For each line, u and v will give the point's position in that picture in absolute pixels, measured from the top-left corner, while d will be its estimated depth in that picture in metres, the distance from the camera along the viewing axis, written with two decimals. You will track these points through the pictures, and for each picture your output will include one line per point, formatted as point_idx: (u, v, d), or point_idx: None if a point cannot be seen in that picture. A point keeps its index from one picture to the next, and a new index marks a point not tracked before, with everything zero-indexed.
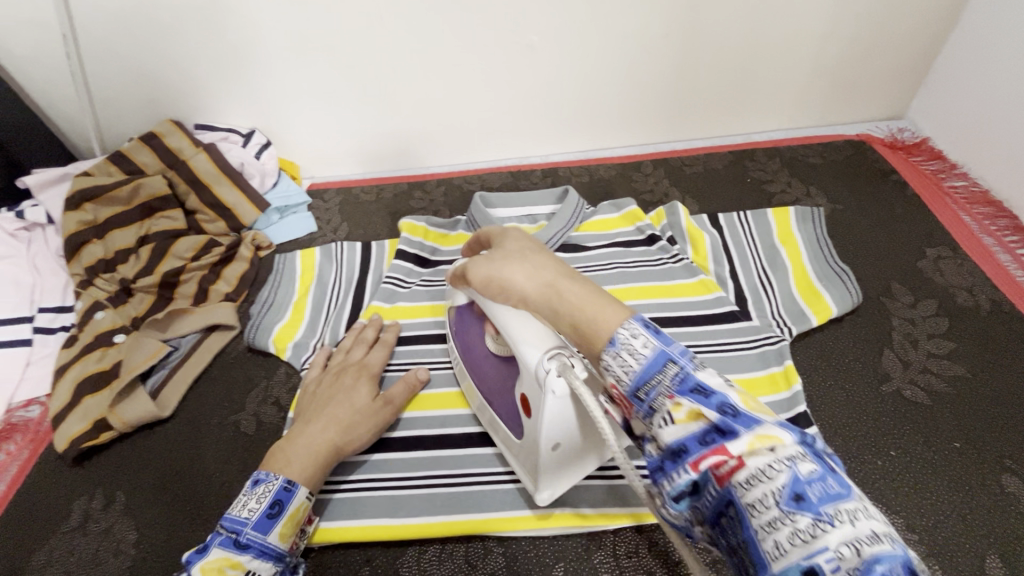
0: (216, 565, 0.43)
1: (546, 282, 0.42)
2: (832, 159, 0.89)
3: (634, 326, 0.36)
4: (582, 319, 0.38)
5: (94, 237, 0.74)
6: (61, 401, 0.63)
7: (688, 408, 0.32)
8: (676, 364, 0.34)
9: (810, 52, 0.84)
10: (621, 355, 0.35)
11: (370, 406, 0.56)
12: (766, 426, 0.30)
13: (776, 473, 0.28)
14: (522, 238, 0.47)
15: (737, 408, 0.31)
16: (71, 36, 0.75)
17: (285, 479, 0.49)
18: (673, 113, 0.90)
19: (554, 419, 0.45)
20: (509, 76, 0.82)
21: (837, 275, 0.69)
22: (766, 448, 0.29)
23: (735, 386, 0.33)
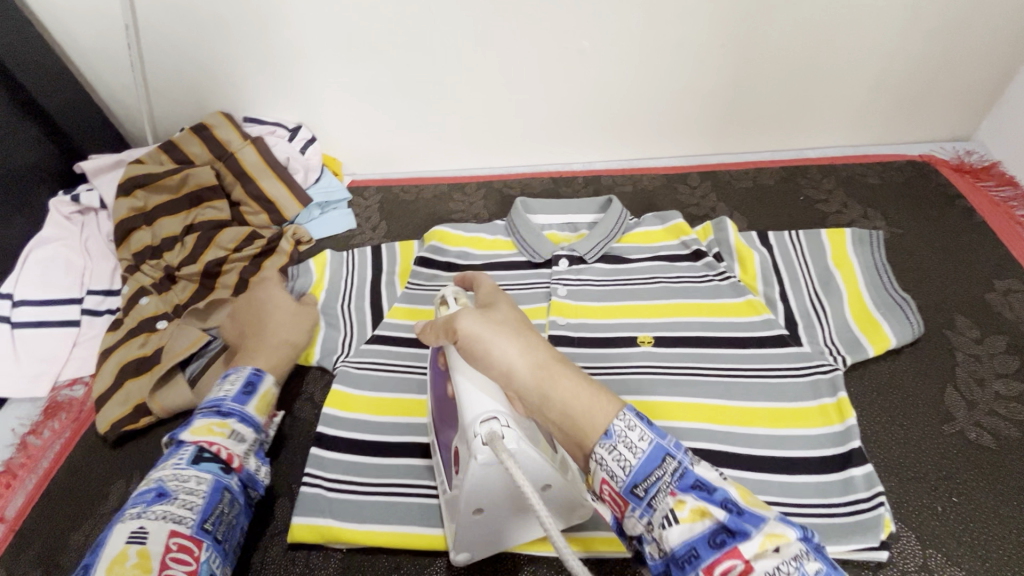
0: (204, 427, 0.49)
1: (535, 361, 0.43)
2: (891, 180, 0.84)
3: (629, 418, 0.39)
4: (569, 403, 0.40)
5: (143, 224, 0.76)
6: (104, 384, 0.64)
7: (692, 505, 0.36)
8: (671, 457, 0.38)
9: (873, 67, 0.80)
10: (617, 445, 0.38)
11: (301, 308, 0.65)
12: (769, 523, 0.34)
13: (788, 574, 0.32)
14: (510, 309, 0.48)
15: (737, 504, 0.36)
16: (132, 27, 0.77)
17: (253, 366, 0.56)
18: (724, 125, 0.87)
19: (477, 486, 0.44)
20: (557, 81, 0.81)
21: (896, 304, 0.65)
22: (773, 549, 0.33)
23: (729, 481, 0.37)
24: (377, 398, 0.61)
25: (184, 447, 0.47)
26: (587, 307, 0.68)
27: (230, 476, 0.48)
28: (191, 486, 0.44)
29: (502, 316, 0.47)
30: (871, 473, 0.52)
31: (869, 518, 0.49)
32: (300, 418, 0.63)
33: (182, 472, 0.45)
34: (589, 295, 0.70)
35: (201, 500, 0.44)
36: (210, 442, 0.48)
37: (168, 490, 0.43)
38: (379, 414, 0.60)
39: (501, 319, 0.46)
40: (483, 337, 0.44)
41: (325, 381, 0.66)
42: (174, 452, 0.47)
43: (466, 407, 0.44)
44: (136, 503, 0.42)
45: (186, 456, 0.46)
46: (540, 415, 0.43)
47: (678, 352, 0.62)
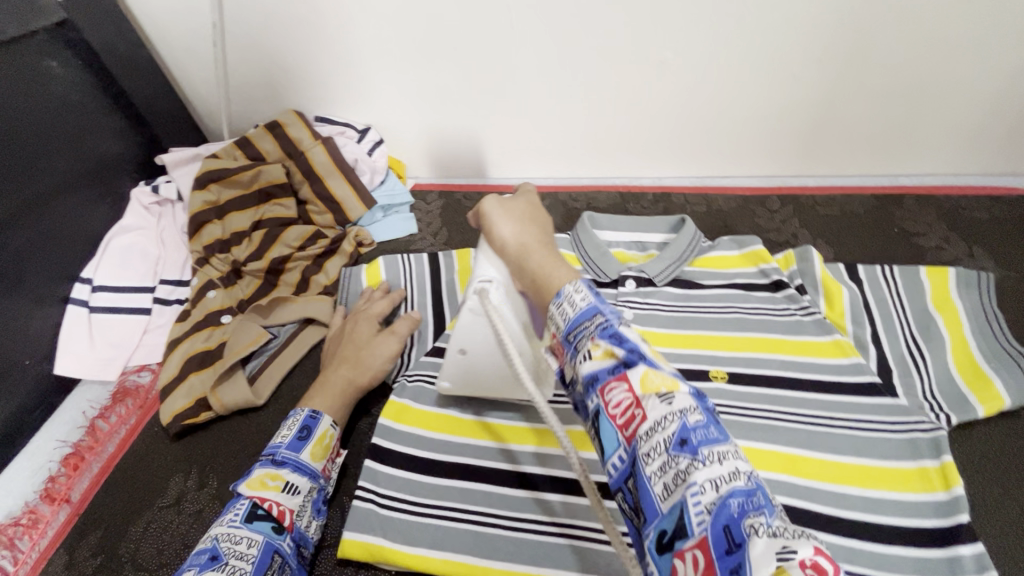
0: (258, 480, 0.50)
1: (535, 240, 0.47)
2: (1002, 216, 0.76)
3: (580, 284, 0.39)
4: (539, 270, 0.43)
5: (214, 218, 0.78)
6: (169, 375, 0.65)
7: (606, 348, 0.34)
8: (603, 315, 0.36)
9: (988, 91, 0.73)
10: (561, 307, 0.38)
11: (374, 342, 0.64)
12: (663, 373, 0.33)
13: (668, 421, 0.31)
14: (528, 203, 0.52)
15: (646, 357, 0.34)
16: (219, 26, 0.79)
17: (309, 409, 0.57)
18: (811, 146, 0.81)
19: (465, 328, 0.54)
20: (634, 92, 0.77)
21: (1011, 358, 0.58)
22: (663, 399, 0.32)
23: (649, 346, 0.36)
24: (430, 412, 0.59)
25: (241, 501, 0.49)
26: (656, 334, 0.64)
27: (282, 537, 0.48)
28: (241, 550, 0.46)
29: (515, 207, 0.50)
30: (982, 553, 0.46)
31: None
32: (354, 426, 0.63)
33: (235, 533, 0.47)
34: (658, 321, 0.66)
35: (248, 567, 0.44)
36: (262, 497, 0.49)
37: (220, 553, 0.45)
38: (432, 430, 0.58)
39: (523, 217, 0.49)
40: (491, 213, 0.49)
41: (380, 391, 0.65)
42: (232, 506, 0.49)
43: (478, 266, 0.50)
44: (192, 565, 0.44)
45: (241, 512, 0.48)
46: (519, 282, 0.47)
47: (755, 392, 0.58)
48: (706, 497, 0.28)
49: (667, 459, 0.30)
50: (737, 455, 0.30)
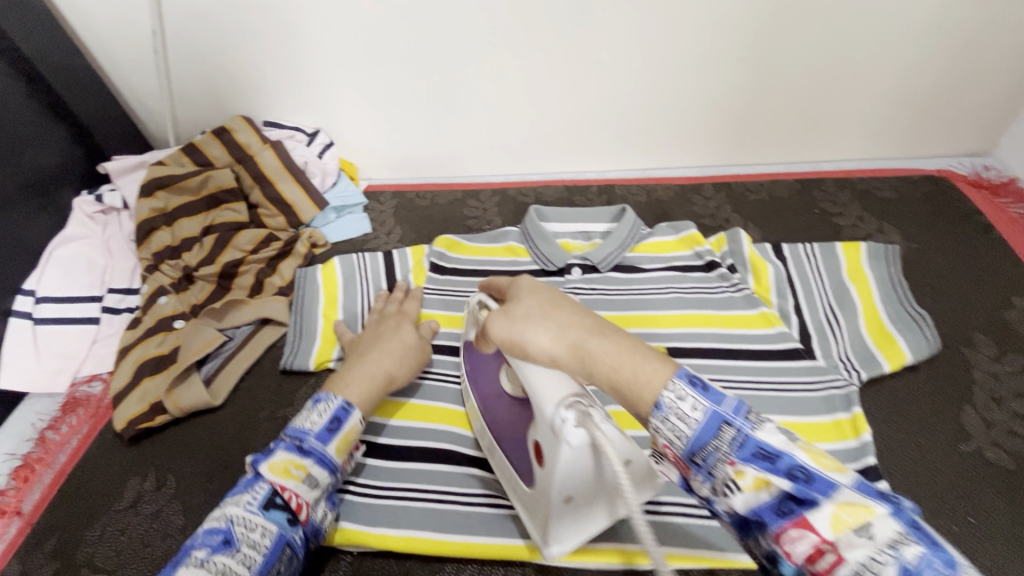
0: (282, 467, 0.48)
1: (584, 325, 0.41)
2: (909, 195, 0.84)
3: (678, 387, 0.34)
4: (626, 363, 0.37)
5: (163, 224, 0.78)
6: (122, 381, 0.65)
7: (754, 475, 0.31)
8: (730, 426, 0.33)
9: (891, 81, 0.80)
10: (667, 420, 0.34)
11: (411, 343, 0.62)
12: (844, 492, 0.30)
13: (884, 566, 0.27)
14: (539, 296, 0.44)
15: (808, 471, 0.31)
16: (159, 32, 0.79)
17: (343, 400, 0.53)
18: (740, 137, 0.87)
19: (567, 474, 0.42)
20: (573, 89, 0.81)
21: (913, 320, 0.65)
22: (862, 533, 0.29)
23: (802, 443, 0.32)
24: (397, 403, 0.63)
25: (260, 483, 0.47)
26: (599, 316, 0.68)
27: (294, 530, 0.47)
28: (255, 539, 0.44)
29: (530, 305, 0.43)
30: (885, 490, 0.52)
31: None
32: None
33: (251, 518, 0.44)
34: (601, 304, 0.70)
35: (260, 558, 0.43)
36: (284, 485, 0.47)
37: (234, 538, 0.43)
38: (398, 419, 0.62)
39: (558, 306, 0.42)
40: (513, 337, 0.43)
41: None
42: (250, 486, 0.47)
43: (543, 402, 0.41)
44: (203, 545, 0.42)
45: (259, 497, 0.46)
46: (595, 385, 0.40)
47: (691, 363, 0.62)
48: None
49: None
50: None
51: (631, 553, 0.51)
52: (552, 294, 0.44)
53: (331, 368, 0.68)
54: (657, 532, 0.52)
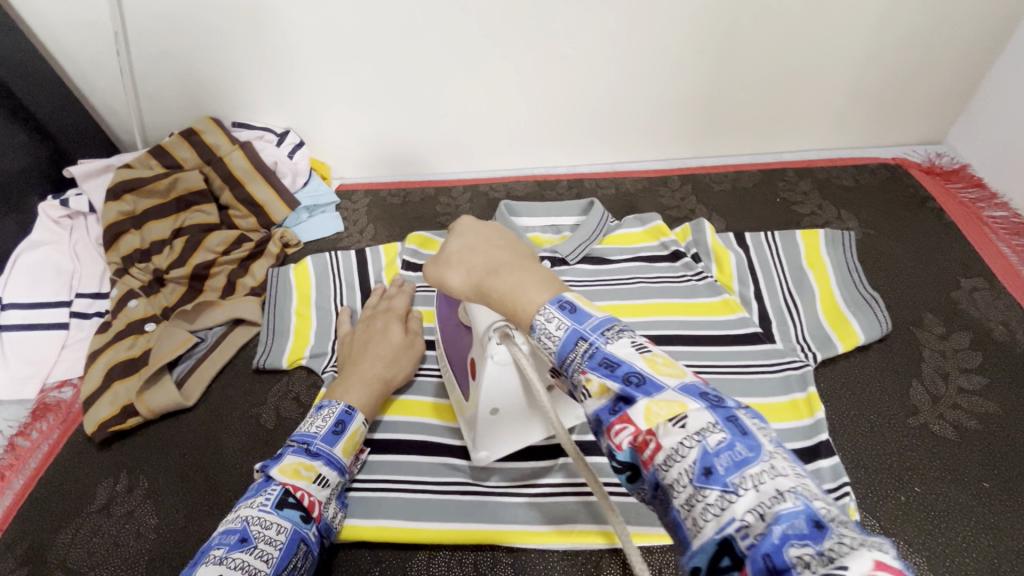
0: (292, 467, 0.49)
1: (489, 263, 0.43)
2: (865, 183, 0.87)
3: (549, 311, 0.36)
4: (514, 288, 0.39)
5: (132, 228, 0.77)
6: (92, 386, 0.65)
7: (598, 382, 0.32)
8: (586, 340, 0.33)
9: (846, 72, 0.83)
10: (541, 342, 0.36)
11: (403, 341, 0.63)
12: (668, 393, 0.30)
13: (686, 449, 0.28)
14: (463, 241, 0.47)
15: (646, 376, 0.31)
16: (121, 34, 0.78)
17: (345, 404, 0.55)
18: (704, 129, 0.90)
19: (492, 384, 0.49)
20: (539, 85, 0.82)
21: (866, 302, 0.67)
22: (676, 423, 0.29)
23: (645, 354, 0.32)
24: None
25: (273, 485, 0.48)
26: None
27: (309, 526, 0.48)
28: (271, 535, 0.45)
29: (454, 249, 0.47)
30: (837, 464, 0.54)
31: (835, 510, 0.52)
32: (286, 417, 0.65)
33: (266, 517, 0.46)
34: None
35: (277, 553, 0.44)
36: (296, 485, 0.48)
37: (251, 536, 0.44)
38: (398, 414, 0.62)
39: (472, 245, 0.46)
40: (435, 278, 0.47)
41: (311, 380, 0.68)
42: (262, 489, 0.48)
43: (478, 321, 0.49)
44: (221, 544, 0.43)
45: (273, 497, 0.47)
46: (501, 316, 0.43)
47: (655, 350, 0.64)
48: (714, 489, 0.27)
49: (692, 492, 0.27)
50: (776, 467, 0.26)
51: (597, 534, 0.53)
52: (477, 237, 0.46)
53: (304, 366, 0.69)
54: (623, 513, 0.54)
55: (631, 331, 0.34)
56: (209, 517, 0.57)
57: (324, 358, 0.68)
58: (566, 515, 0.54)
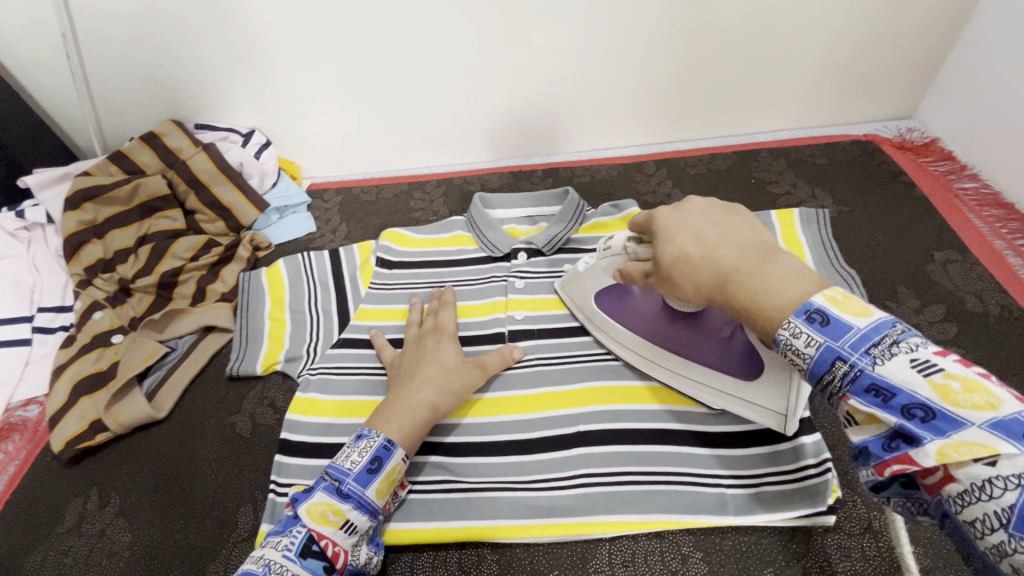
0: (319, 511, 0.47)
1: (716, 269, 0.41)
2: (838, 160, 0.87)
3: (794, 325, 0.35)
4: (757, 295, 0.38)
5: (93, 237, 0.74)
6: (57, 402, 0.63)
7: (866, 410, 0.33)
8: (845, 362, 0.33)
9: (815, 50, 0.82)
10: (788, 355, 0.36)
11: (458, 364, 0.59)
12: (968, 432, 0.30)
13: (1004, 495, 0.28)
14: (722, 221, 0.44)
15: (931, 404, 0.31)
16: (71, 36, 0.76)
17: (384, 438, 0.51)
18: (676, 113, 0.89)
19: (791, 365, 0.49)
20: (509, 74, 0.81)
21: (842, 279, 0.68)
22: (974, 460, 0.29)
23: (932, 377, 0.31)
24: (346, 400, 0.62)
25: (298, 527, 0.46)
26: (545, 299, 0.69)
27: None
28: None
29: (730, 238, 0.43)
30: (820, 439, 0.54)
31: (817, 484, 0.52)
32: (262, 423, 0.63)
33: (287, 567, 0.44)
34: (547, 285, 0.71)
35: None
36: (321, 532, 0.46)
37: None
38: None
39: (690, 247, 0.44)
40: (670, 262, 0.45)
41: (287, 386, 0.66)
42: (288, 528, 0.46)
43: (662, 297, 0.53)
44: None
45: (296, 543, 0.45)
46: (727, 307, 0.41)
47: None
48: (997, 508, 0.29)
49: (1005, 537, 0.28)
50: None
51: (579, 525, 0.52)
52: (724, 217, 0.45)
53: (279, 370, 0.67)
54: (608, 501, 0.53)
55: (909, 341, 0.33)
56: (184, 530, 0.56)
57: (298, 362, 0.67)
58: (548, 507, 0.53)
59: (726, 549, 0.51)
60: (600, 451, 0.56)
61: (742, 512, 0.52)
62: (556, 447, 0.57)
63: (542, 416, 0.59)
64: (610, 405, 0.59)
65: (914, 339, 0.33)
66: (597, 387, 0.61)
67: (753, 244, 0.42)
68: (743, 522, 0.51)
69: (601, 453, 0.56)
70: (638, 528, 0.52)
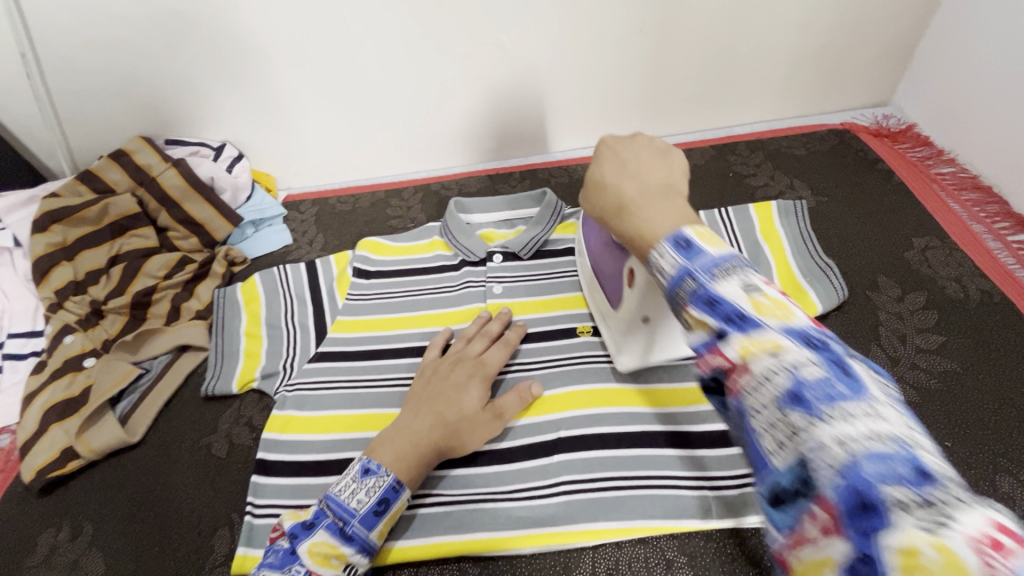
0: (322, 553, 0.45)
1: (620, 199, 0.42)
2: (816, 150, 0.87)
3: (666, 249, 0.35)
4: (640, 227, 0.38)
5: (63, 259, 0.72)
6: (28, 431, 0.61)
7: (697, 317, 0.31)
8: (693, 278, 0.32)
9: (787, 39, 0.82)
10: (655, 277, 0.35)
11: (480, 413, 0.55)
12: (767, 333, 0.28)
13: (777, 378, 0.27)
14: (654, 163, 0.44)
15: (748, 313, 0.29)
16: (32, 55, 0.74)
17: (394, 479, 0.49)
18: (651, 109, 0.88)
19: (651, 301, 0.52)
20: (480, 75, 0.80)
21: (821, 271, 0.67)
22: (766, 354, 0.28)
23: (753, 295, 0.30)
24: (326, 416, 0.61)
25: (297, 565, 0.45)
26: (523, 303, 0.68)
27: None
28: None
29: (648, 179, 0.42)
30: None
31: None
32: (240, 443, 0.62)
33: None
34: (527, 290, 0.70)
35: None
36: None
37: None
38: (361, 429, 0.60)
39: (613, 175, 0.44)
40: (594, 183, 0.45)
41: (264, 403, 0.65)
42: (287, 565, 0.45)
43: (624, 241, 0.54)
44: None
45: None
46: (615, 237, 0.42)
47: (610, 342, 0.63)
48: (827, 462, 0.24)
49: (783, 420, 0.26)
50: (879, 411, 0.25)
51: (562, 534, 0.51)
52: (656, 162, 0.44)
53: (256, 388, 0.66)
54: (593, 507, 0.52)
55: (746, 269, 0.32)
56: (160, 556, 0.55)
57: (274, 378, 0.65)
58: (530, 517, 0.53)
59: (711, 552, 0.50)
60: (582, 457, 0.55)
61: (726, 514, 0.51)
62: (537, 454, 0.56)
63: (523, 424, 0.58)
64: (593, 409, 0.58)
65: (796, 319, 0.29)
66: (578, 392, 0.60)
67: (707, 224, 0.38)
68: (728, 524, 0.51)
69: (583, 459, 0.55)
70: (623, 534, 0.51)
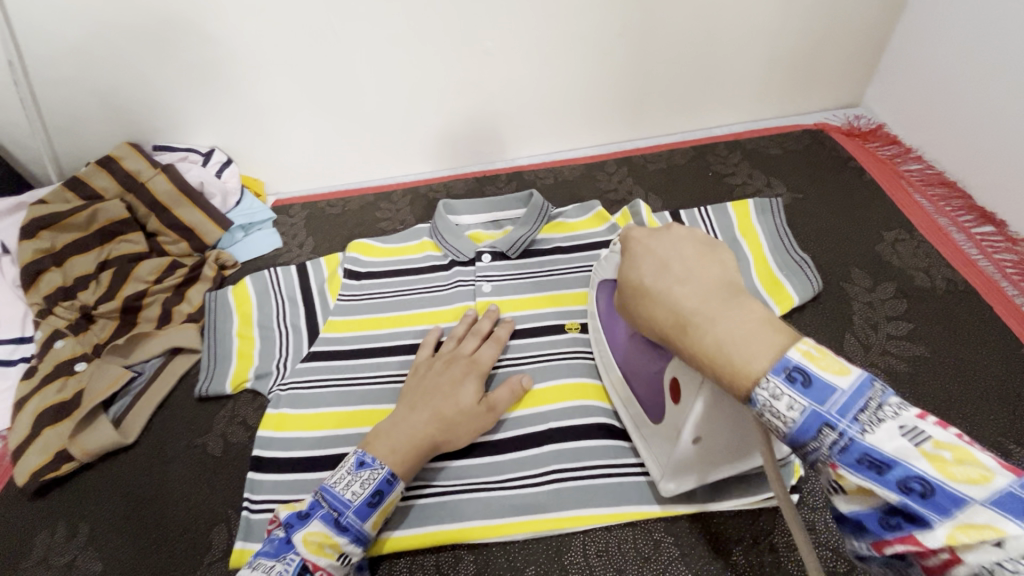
0: (317, 542, 0.46)
1: (677, 312, 0.37)
2: (791, 150, 0.90)
3: (771, 385, 0.31)
4: (720, 344, 0.34)
5: (51, 265, 0.72)
6: (19, 435, 0.61)
7: (858, 481, 0.29)
8: (833, 431, 0.29)
9: (761, 44, 0.85)
10: (765, 416, 0.32)
11: (474, 408, 0.56)
12: (955, 498, 0.27)
13: (983, 554, 0.26)
14: (705, 259, 0.39)
15: (921, 475, 0.27)
16: (19, 63, 0.75)
17: (388, 472, 0.50)
18: (632, 112, 0.91)
19: (705, 420, 0.45)
20: (467, 79, 0.82)
21: (797, 264, 0.70)
22: (965, 527, 0.27)
23: (917, 445, 0.28)
24: (319, 414, 0.62)
25: (292, 554, 0.45)
26: (512, 300, 0.70)
27: None
28: None
29: (699, 275, 0.38)
30: None
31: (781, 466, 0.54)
32: (234, 442, 0.63)
33: None
34: (515, 287, 0.71)
35: None
36: (316, 564, 0.45)
37: None
38: (354, 425, 0.61)
39: (658, 278, 0.40)
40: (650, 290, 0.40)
41: (257, 403, 0.66)
42: (282, 554, 0.46)
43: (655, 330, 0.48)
44: None
45: (290, 570, 0.44)
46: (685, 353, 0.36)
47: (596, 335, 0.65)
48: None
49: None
50: None
51: (553, 520, 0.53)
52: (700, 254, 0.40)
53: (249, 388, 0.67)
54: (582, 494, 0.54)
55: (888, 402, 0.29)
56: (157, 555, 0.55)
57: (267, 379, 0.66)
58: (522, 504, 0.54)
59: (695, 533, 0.52)
60: (571, 446, 0.57)
61: (709, 496, 0.53)
62: (528, 445, 0.58)
63: (513, 416, 0.60)
64: (581, 400, 0.60)
65: (886, 398, 0.30)
66: (566, 384, 0.62)
67: (720, 283, 0.37)
68: (711, 507, 0.52)
69: (572, 448, 0.57)
70: (612, 517, 0.53)
